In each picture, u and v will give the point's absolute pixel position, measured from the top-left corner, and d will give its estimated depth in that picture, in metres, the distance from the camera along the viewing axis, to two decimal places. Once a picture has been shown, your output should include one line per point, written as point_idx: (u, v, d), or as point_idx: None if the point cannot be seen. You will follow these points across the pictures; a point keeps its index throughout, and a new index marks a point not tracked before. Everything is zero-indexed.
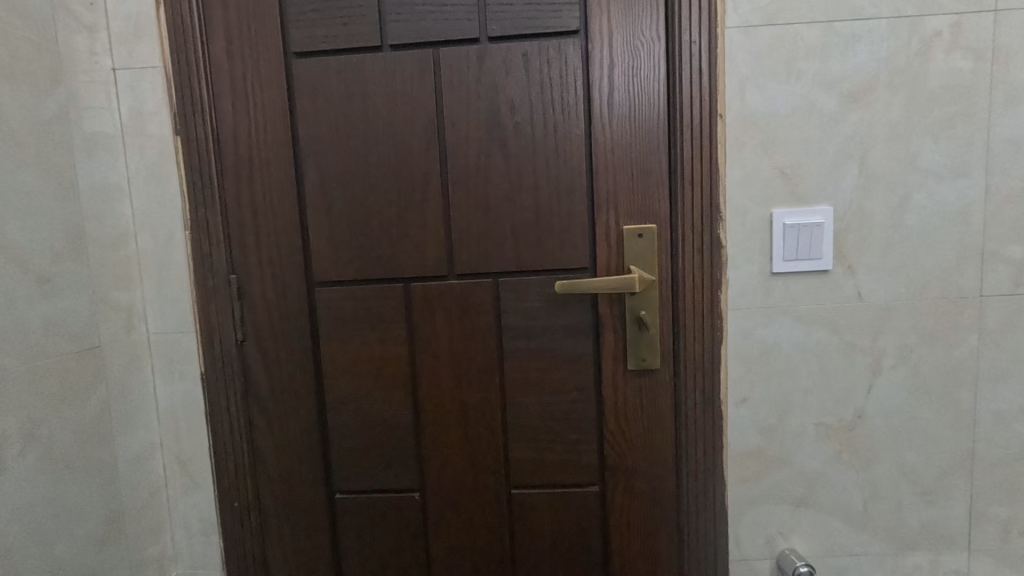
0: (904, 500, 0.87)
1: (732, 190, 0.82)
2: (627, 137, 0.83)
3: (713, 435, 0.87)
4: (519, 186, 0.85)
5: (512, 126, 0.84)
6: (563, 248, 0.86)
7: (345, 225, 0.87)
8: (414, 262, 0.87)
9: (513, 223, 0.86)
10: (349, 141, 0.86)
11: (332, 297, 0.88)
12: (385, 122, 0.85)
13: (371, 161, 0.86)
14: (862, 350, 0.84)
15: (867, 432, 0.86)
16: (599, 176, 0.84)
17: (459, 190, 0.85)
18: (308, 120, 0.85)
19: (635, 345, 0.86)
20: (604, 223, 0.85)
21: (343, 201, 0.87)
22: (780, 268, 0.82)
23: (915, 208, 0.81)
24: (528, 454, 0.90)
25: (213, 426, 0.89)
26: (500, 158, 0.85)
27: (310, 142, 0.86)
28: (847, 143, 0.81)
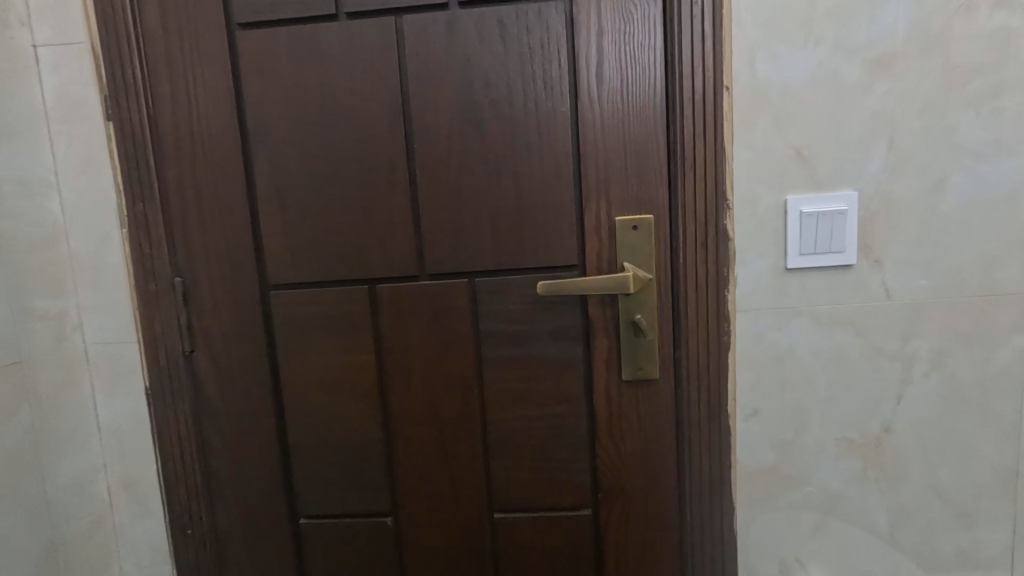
0: (937, 522, 0.77)
1: (740, 174, 0.71)
2: (619, 115, 0.73)
3: (720, 452, 0.77)
4: (497, 173, 0.75)
5: (487, 103, 0.74)
6: (547, 242, 0.76)
7: (302, 220, 0.77)
8: (379, 260, 0.77)
9: (491, 216, 0.76)
10: (303, 124, 0.75)
11: (289, 301, 0.79)
12: (343, 102, 0.75)
13: (328, 147, 0.76)
14: (890, 356, 0.74)
15: (896, 448, 0.76)
16: (588, 159, 0.74)
17: (428, 179, 0.75)
18: (256, 101, 0.75)
19: (630, 352, 0.76)
20: (593, 214, 0.75)
21: (299, 193, 0.77)
22: (796, 263, 0.72)
23: (954, 193, 0.70)
24: (512, 473, 0.81)
25: (160, 446, 0.81)
26: (474, 142, 0.74)
27: (259, 126, 0.76)
28: (874, 118, 0.70)
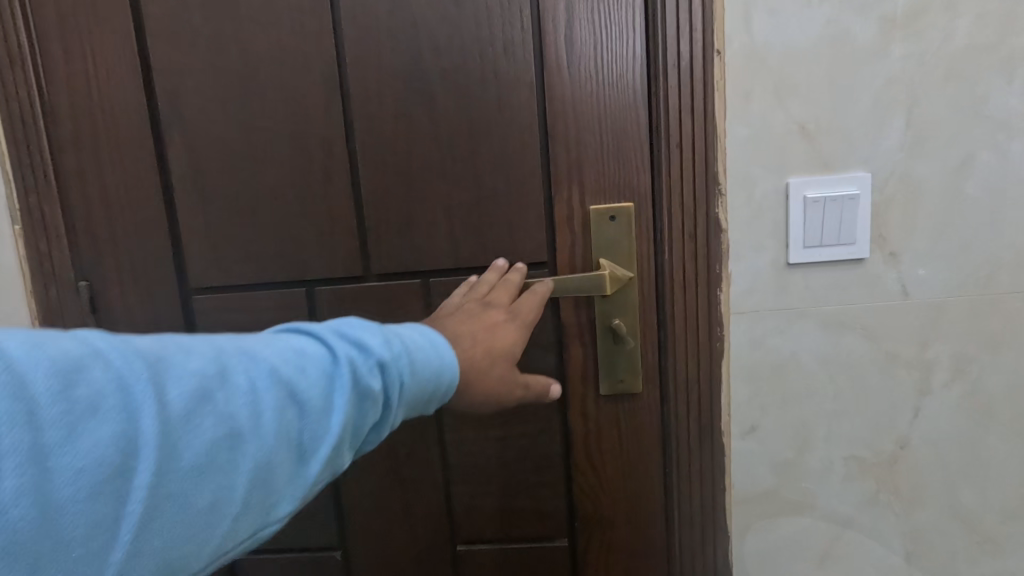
0: (958, 549, 0.68)
1: (734, 154, 0.61)
2: (592, 85, 0.62)
3: (713, 476, 0.67)
4: (452, 156, 0.64)
5: (439, 73, 0.63)
6: (511, 236, 0.65)
7: (226, 212, 0.66)
8: (318, 259, 0.67)
9: (446, 206, 0.65)
10: (222, 98, 0.64)
11: (216, 308, 0.68)
12: (269, 74, 0.63)
13: (253, 126, 0.64)
14: (907, 364, 0.64)
15: (912, 468, 0.67)
16: (557, 138, 0.63)
17: (372, 163, 0.65)
18: (167, 73, 0.64)
19: (607, 362, 0.67)
20: (565, 203, 0.65)
21: (221, 181, 0.66)
22: (800, 258, 0.62)
23: (981, 173, 0.61)
24: (477, 501, 0.71)
25: None
26: (424, 119, 0.64)
27: (170, 102, 0.64)
28: (891, 86, 0.59)
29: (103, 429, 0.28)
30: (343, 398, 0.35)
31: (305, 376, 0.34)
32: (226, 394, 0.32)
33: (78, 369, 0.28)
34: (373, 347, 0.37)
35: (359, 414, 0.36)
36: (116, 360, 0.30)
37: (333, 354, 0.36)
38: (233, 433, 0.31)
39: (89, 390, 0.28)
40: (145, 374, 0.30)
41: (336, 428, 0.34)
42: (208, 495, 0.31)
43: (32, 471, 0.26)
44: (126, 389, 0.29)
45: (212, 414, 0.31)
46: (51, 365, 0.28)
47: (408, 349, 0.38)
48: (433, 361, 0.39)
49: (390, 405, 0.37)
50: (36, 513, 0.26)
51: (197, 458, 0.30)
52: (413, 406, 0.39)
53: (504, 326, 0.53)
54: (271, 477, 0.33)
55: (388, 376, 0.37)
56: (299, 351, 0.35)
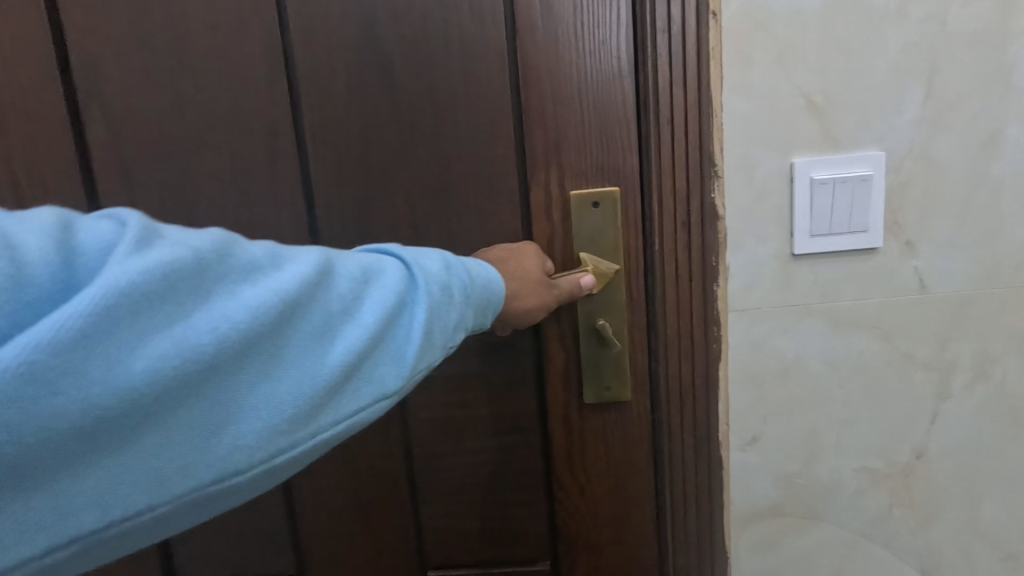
0: (977, 567, 0.62)
1: (732, 130, 0.54)
2: (572, 53, 0.55)
3: (710, 493, 0.60)
4: (413, 136, 0.57)
5: (397, 41, 0.55)
6: (480, 227, 0.58)
7: (155, 201, 0.59)
8: None
9: (408, 193, 0.58)
10: (148, 72, 0.56)
11: None
12: (200, 43, 0.56)
13: (184, 103, 0.57)
14: (924, 365, 0.58)
15: (929, 479, 0.60)
16: (532, 114, 0.56)
17: (324, 145, 0.57)
18: (83, 42, 0.56)
19: (592, 368, 0.60)
20: (542, 187, 0.57)
21: (150, 166, 0.58)
22: (805, 247, 0.55)
23: (1009, 152, 0.54)
24: (449, 522, 0.64)
25: None
26: (381, 94, 0.56)
27: (88, 75, 0.57)
28: (908, 53, 0.52)
29: (255, 286, 0.31)
30: (437, 290, 0.36)
31: (403, 269, 0.36)
32: (342, 276, 0.34)
33: (230, 241, 0.32)
34: (449, 258, 0.39)
35: (453, 309, 0.37)
36: (250, 242, 0.33)
37: (424, 257, 0.38)
38: (347, 308, 0.34)
39: (239, 259, 0.32)
40: (277, 255, 0.33)
41: (437, 313, 0.36)
42: (342, 354, 0.33)
43: (208, 311, 0.30)
44: (268, 260, 0.33)
45: (334, 289, 0.34)
46: (207, 236, 0.31)
47: (467, 264, 0.41)
48: (487, 273, 0.41)
49: (469, 305, 0.39)
50: (214, 345, 0.29)
51: (327, 322, 0.33)
52: (485, 311, 0.41)
53: (521, 247, 0.53)
54: (388, 349, 0.35)
55: (462, 281, 0.39)
56: (387, 258, 0.37)
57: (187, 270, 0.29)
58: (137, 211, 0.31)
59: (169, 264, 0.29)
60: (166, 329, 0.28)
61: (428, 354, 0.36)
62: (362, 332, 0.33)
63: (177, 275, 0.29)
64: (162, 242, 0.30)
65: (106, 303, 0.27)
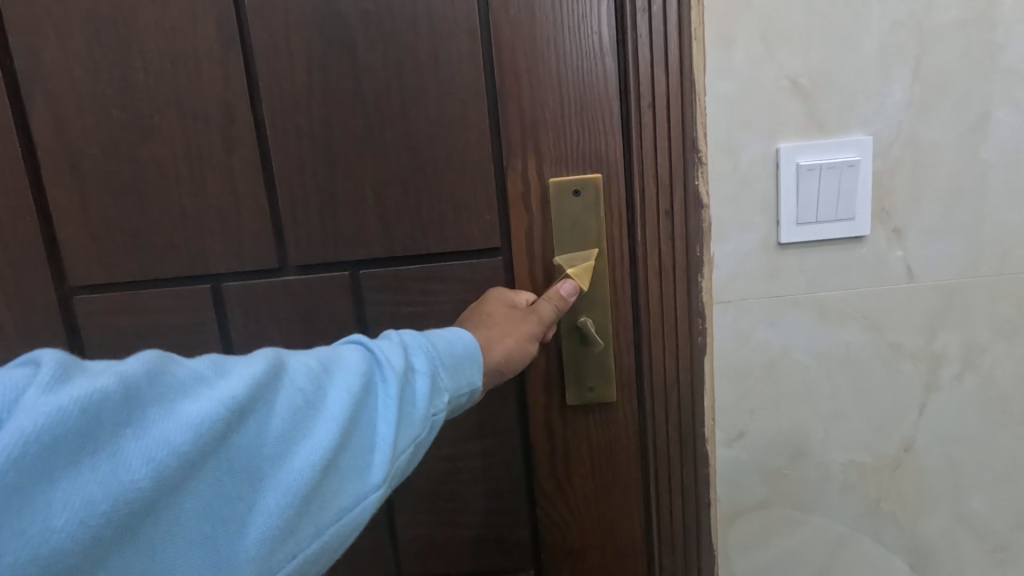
0: (968, 559, 0.61)
1: (715, 114, 0.52)
2: (548, 33, 0.52)
3: (697, 491, 0.58)
4: (383, 123, 0.54)
5: (360, 22, 0.53)
6: (453, 219, 0.56)
7: (106, 193, 0.57)
8: (221, 247, 0.58)
9: (376, 184, 0.56)
10: (93, 57, 0.54)
11: (100, 305, 0.59)
12: (149, 27, 0.54)
13: (133, 91, 0.55)
14: (912, 356, 0.56)
15: (918, 472, 0.59)
16: (506, 98, 0.53)
17: (285, 134, 0.55)
18: (22, 26, 0.54)
19: (575, 368, 0.57)
20: (518, 175, 0.55)
21: (106, 156, 0.56)
22: (792, 236, 0.53)
23: (999, 135, 0.52)
24: (425, 527, 0.62)
25: None
26: (346, 81, 0.54)
27: (30, 61, 0.54)
28: (897, 32, 0.51)
29: (196, 401, 0.29)
30: (400, 367, 0.35)
31: (359, 357, 0.35)
32: (293, 374, 0.33)
33: (165, 361, 0.30)
34: (410, 334, 0.38)
35: (424, 382, 0.36)
36: (188, 359, 0.31)
37: (385, 341, 0.37)
38: (303, 406, 0.32)
39: (176, 376, 0.30)
40: (219, 365, 0.32)
41: (403, 392, 0.34)
42: (304, 457, 0.30)
43: (142, 438, 0.27)
44: (211, 372, 0.31)
45: (287, 390, 0.32)
46: (137, 359, 0.29)
47: (434, 335, 0.39)
48: (460, 339, 0.40)
49: (442, 372, 0.37)
50: (153, 474, 0.27)
51: (283, 425, 0.31)
52: (464, 378, 0.38)
53: (489, 296, 0.51)
54: (358, 441, 0.33)
55: (426, 350, 0.37)
56: (344, 349, 0.36)
57: (116, 398, 0.27)
58: (62, 352, 0.29)
59: (95, 395, 0.27)
60: (94, 470, 0.26)
61: (404, 437, 0.34)
62: (325, 430, 0.31)
63: (105, 407, 0.27)
64: (86, 376, 0.28)
65: (26, 451, 0.25)
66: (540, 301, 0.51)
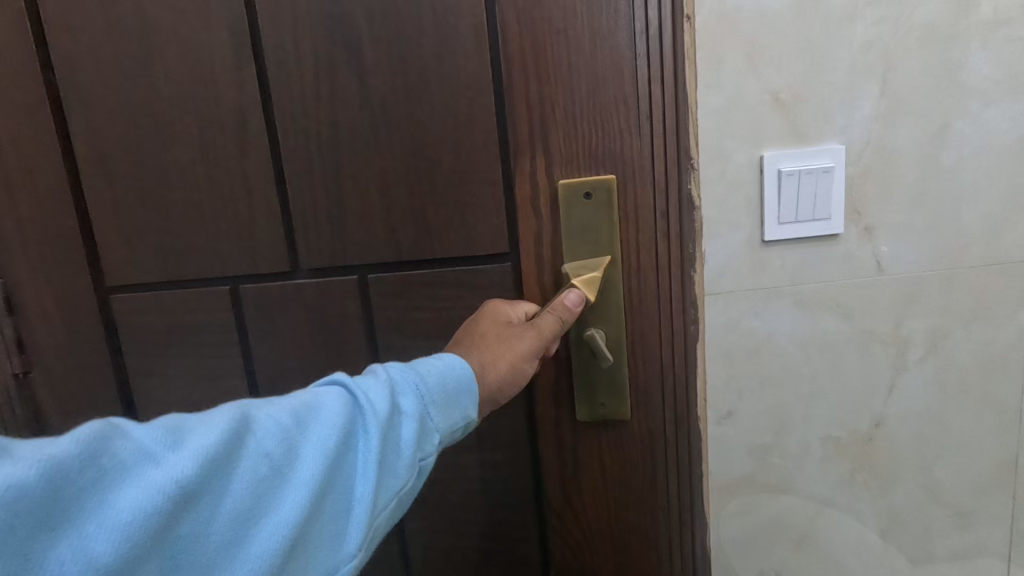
0: (933, 525, 0.68)
1: (704, 127, 0.58)
2: (560, 46, 0.56)
3: (693, 458, 0.65)
4: (403, 131, 0.60)
5: (375, 47, 0.58)
6: (466, 220, 0.61)
7: (141, 203, 0.63)
8: (244, 252, 0.64)
9: (397, 187, 0.61)
10: (129, 81, 0.61)
11: (134, 304, 0.66)
12: (177, 53, 0.60)
13: (163, 111, 0.61)
14: (883, 341, 0.63)
15: (887, 446, 0.66)
16: (516, 107, 0.58)
17: (306, 148, 0.61)
18: (66, 53, 0.60)
19: (586, 385, 0.62)
20: (527, 176, 0.59)
21: (154, 162, 0.62)
22: (775, 234, 0.59)
23: (955, 143, 0.59)
24: (434, 505, 0.68)
25: None
26: (363, 99, 0.59)
27: (72, 85, 0.61)
28: (866, 52, 0.57)
29: (145, 483, 0.31)
30: (383, 413, 0.38)
31: (337, 405, 0.38)
32: (260, 433, 0.36)
33: (115, 436, 0.32)
34: (395, 373, 0.42)
35: (410, 425, 0.39)
36: (143, 430, 0.33)
37: (364, 388, 0.40)
38: (262, 475, 0.34)
39: (128, 454, 0.32)
40: (179, 430, 0.34)
41: (386, 435, 0.38)
42: (261, 529, 0.33)
43: (89, 528, 0.30)
44: (169, 440, 0.33)
45: (252, 452, 0.35)
46: (86, 434, 0.31)
47: (418, 373, 0.43)
48: (446, 376, 0.43)
49: (430, 409, 0.41)
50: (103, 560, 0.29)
51: (242, 495, 0.33)
52: (457, 414, 0.43)
53: (483, 313, 0.55)
54: (336, 491, 0.36)
55: (413, 391, 0.41)
56: (319, 399, 0.39)
57: (58, 490, 0.29)
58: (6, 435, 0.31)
59: (37, 491, 0.29)
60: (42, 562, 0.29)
61: (387, 478, 0.38)
62: (295, 489, 0.35)
63: (48, 499, 0.29)
64: (30, 459, 0.30)
65: None
66: (543, 313, 0.55)
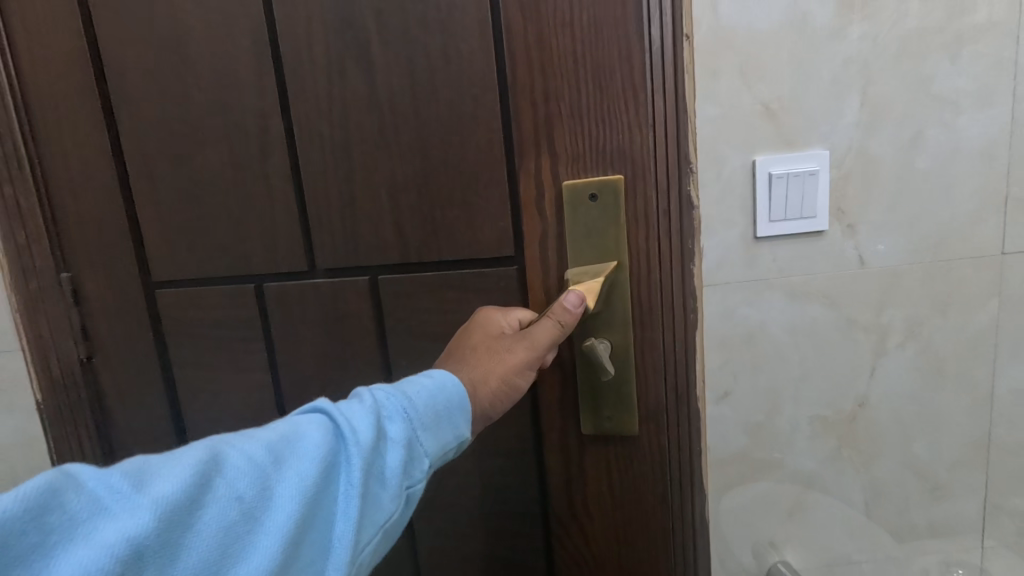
0: (913, 498, 0.74)
1: (704, 134, 0.65)
2: (573, 54, 0.59)
3: (694, 435, 0.70)
4: (420, 138, 0.65)
5: (392, 65, 0.63)
6: (472, 221, 0.66)
7: (188, 207, 0.70)
8: (270, 252, 0.70)
9: (413, 189, 0.66)
10: (177, 96, 0.67)
11: (182, 297, 0.72)
12: (216, 73, 0.66)
13: (206, 124, 0.68)
14: (865, 328, 0.69)
15: (870, 424, 0.72)
16: (522, 107, 0.62)
17: (332, 157, 0.67)
18: (121, 72, 0.67)
19: (593, 397, 0.67)
20: (531, 176, 0.63)
21: (198, 169, 0.69)
22: (766, 231, 0.66)
23: (931, 148, 0.65)
24: (455, 484, 0.73)
25: (58, 454, 0.77)
26: (385, 110, 0.65)
27: (125, 102, 0.68)
28: (847, 67, 0.63)
29: (94, 541, 0.30)
30: (366, 442, 0.39)
31: (317, 439, 0.39)
32: (232, 475, 0.35)
33: (64, 490, 0.32)
34: (383, 398, 0.43)
35: (395, 455, 0.41)
36: (99, 480, 0.33)
37: (346, 420, 0.40)
38: (230, 522, 0.34)
39: (80, 508, 0.31)
40: (142, 476, 0.34)
41: (370, 465, 0.39)
42: None
43: None
44: (129, 490, 0.33)
45: (223, 494, 0.35)
46: (35, 489, 0.31)
47: (407, 397, 0.44)
48: (436, 400, 0.45)
49: (420, 433, 0.43)
50: None
51: (209, 544, 0.33)
52: (447, 436, 0.45)
53: (475, 326, 0.59)
54: (315, 530, 0.37)
55: (402, 417, 0.42)
56: (299, 433, 0.39)
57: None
58: None
59: None
60: None
61: (370, 509, 0.39)
62: (269, 532, 0.35)
63: None
64: None
65: None
66: (542, 320, 0.57)
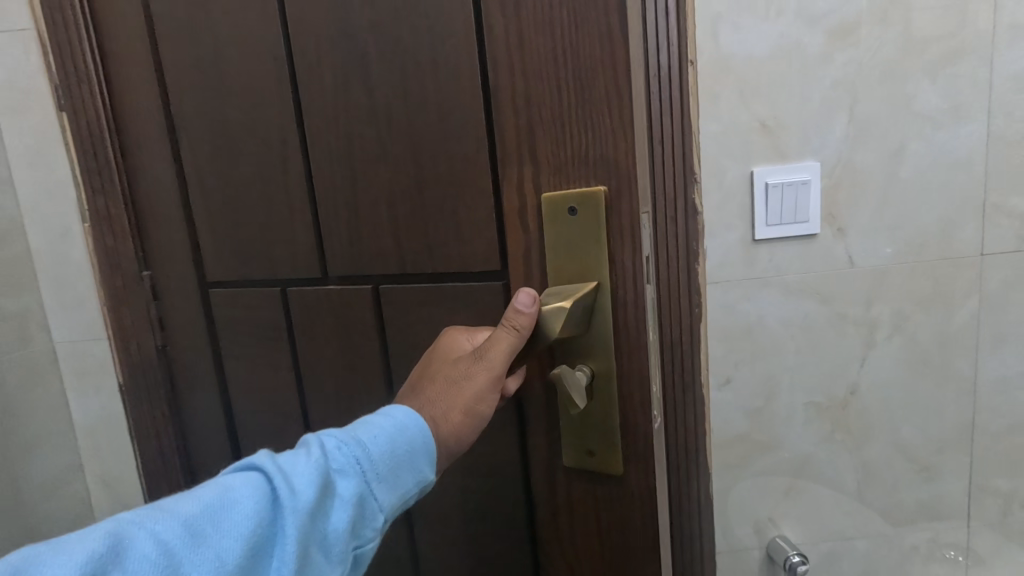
0: (901, 478, 0.81)
1: (707, 147, 0.72)
2: (549, 43, 0.48)
3: (695, 418, 0.77)
4: (415, 151, 0.62)
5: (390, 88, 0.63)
6: (462, 234, 0.62)
7: (229, 216, 0.75)
8: (294, 258, 0.74)
9: (409, 199, 0.64)
10: (220, 117, 0.73)
11: (228, 298, 0.78)
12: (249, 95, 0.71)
13: (242, 141, 0.72)
14: (855, 321, 0.77)
15: (861, 409, 0.79)
16: (504, 111, 0.52)
17: (340, 172, 0.68)
18: (178, 95, 0.74)
19: (577, 436, 0.54)
20: (514, 186, 0.53)
21: (237, 182, 0.74)
22: (763, 234, 0.74)
23: (913, 159, 0.72)
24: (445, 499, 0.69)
25: (139, 428, 0.88)
26: (377, 129, 0.64)
27: (180, 122, 0.75)
28: (835, 88, 0.71)
29: None
30: (308, 508, 0.33)
31: (251, 508, 0.32)
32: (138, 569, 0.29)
33: None
34: (332, 450, 0.37)
35: (341, 518, 0.35)
36: None
37: (283, 482, 0.34)
38: None
39: None
40: None
41: (311, 535, 0.33)
42: None
43: None
44: None
45: None
46: None
47: (362, 446, 0.38)
48: (395, 446, 0.39)
49: (373, 487, 0.37)
50: None
51: None
52: (408, 483, 0.39)
53: (438, 352, 0.54)
54: None
55: (354, 472, 0.36)
56: (226, 500, 0.32)
57: None
58: None
59: None
60: None
61: None
62: None
63: None
64: None
65: None
66: (496, 333, 0.49)
